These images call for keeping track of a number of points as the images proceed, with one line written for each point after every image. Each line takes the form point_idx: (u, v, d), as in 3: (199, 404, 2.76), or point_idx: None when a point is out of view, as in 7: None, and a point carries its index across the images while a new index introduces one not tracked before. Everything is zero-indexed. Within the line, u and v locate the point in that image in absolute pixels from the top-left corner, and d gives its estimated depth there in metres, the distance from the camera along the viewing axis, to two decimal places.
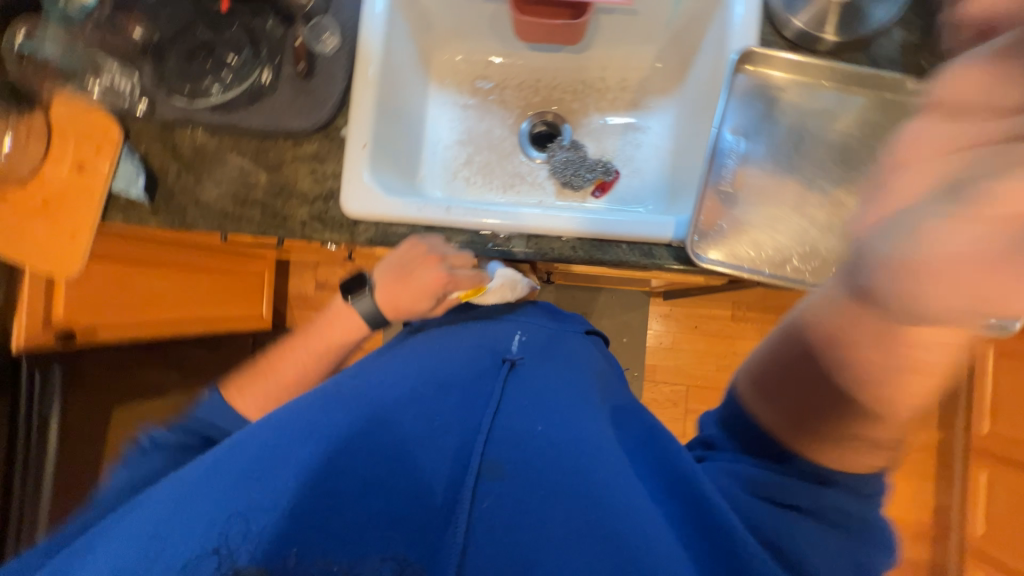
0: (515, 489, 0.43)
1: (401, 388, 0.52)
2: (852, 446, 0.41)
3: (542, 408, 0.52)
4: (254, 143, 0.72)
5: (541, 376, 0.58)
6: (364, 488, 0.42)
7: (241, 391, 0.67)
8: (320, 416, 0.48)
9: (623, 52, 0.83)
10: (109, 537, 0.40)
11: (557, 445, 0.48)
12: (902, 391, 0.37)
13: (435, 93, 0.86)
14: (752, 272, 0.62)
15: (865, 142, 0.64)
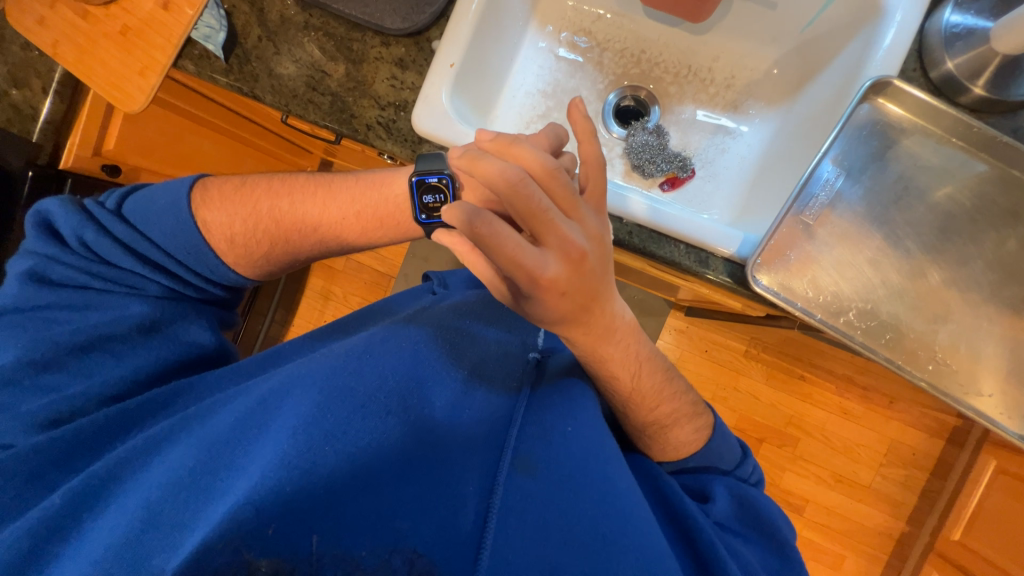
0: (542, 487, 0.49)
1: (435, 372, 0.55)
2: (675, 433, 0.60)
3: (562, 410, 0.56)
4: (341, 30, 0.69)
5: (562, 369, 0.63)
6: (405, 466, 0.47)
7: (214, 217, 0.57)
8: (357, 380, 0.51)
9: (742, 47, 0.76)
10: (181, 456, 0.48)
11: (577, 454, 0.52)
12: (662, 379, 0.60)
13: (534, 33, 0.81)
14: (805, 311, 0.59)
15: (971, 217, 0.59)
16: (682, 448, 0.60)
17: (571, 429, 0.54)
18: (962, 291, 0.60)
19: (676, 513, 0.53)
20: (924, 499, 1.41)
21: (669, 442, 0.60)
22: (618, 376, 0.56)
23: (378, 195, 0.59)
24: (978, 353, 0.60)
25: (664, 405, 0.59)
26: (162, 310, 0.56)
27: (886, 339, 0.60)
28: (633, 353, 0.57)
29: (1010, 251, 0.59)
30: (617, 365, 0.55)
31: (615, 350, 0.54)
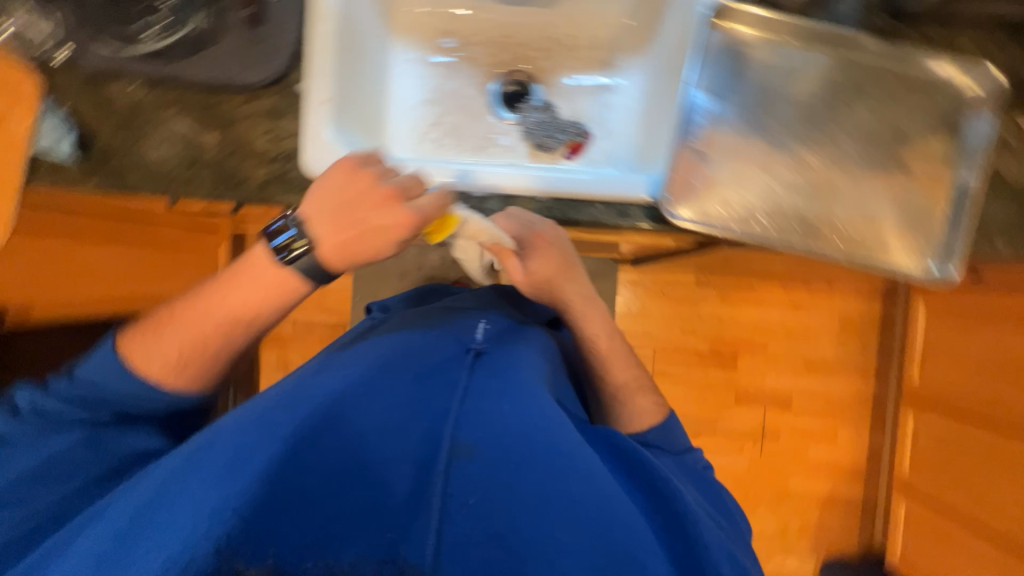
0: (485, 469, 0.45)
1: (369, 384, 0.51)
2: (636, 395, 0.72)
3: (507, 390, 0.52)
4: (200, 98, 0.65)
5: (503, 354, 0.59)
6: (348, 474, 0.45)
7: (137, 351, 0.56)
8: (284, 409, 0.48)
9: (592, 10, 0.81)
10: (91, 539, 0.43)
11: (524, 425, 0.48)
12: (618, 351, 0.75)
13: (399, 49, 0.82)
14: (721, 228, 0.64)
15: (826, 101, 0.67)
16: (648, 417, 0.70)
17: (507, 407, 0.50)
18: (841, 168, 0.67)
19: (650, 482, 0.52)
20: (883, 355, 1.56)
21: (637, 407, 0.70)
22: (598, 337, 0.74)
23: (246, 269, 0.56)
24: (872, 215, 0.66)
25: (628, 371, 0.74)
26: (93, 432, 0.56)
27: (795, 229, 0.65)
28: (607, 324, 0.75)
29: (866, 121, 0.66)
30: (598, 324, 0.74)
31: (594, 314, 0.74)
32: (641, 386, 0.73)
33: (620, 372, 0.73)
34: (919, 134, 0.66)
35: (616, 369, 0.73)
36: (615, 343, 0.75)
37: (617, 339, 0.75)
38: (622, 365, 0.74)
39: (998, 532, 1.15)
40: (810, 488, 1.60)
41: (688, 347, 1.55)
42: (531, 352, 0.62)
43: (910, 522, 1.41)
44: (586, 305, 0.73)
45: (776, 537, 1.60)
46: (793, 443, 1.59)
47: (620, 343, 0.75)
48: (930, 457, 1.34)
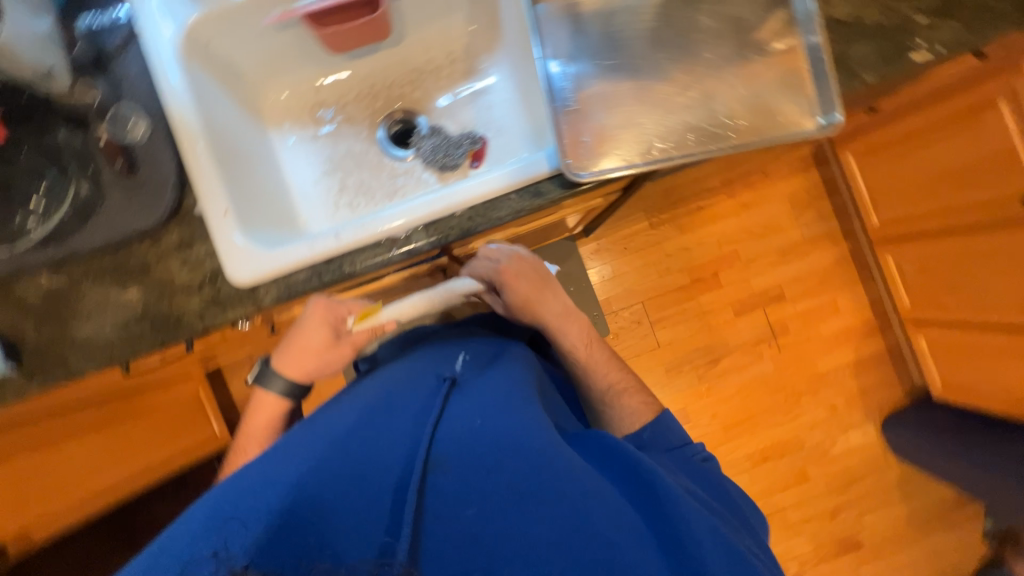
0: (461, 476, 0.48)
1: (355, 428, 0.54)
2: (623, 398, 0.73)
3: (486, 406, 0.56)
4: (109, 260, 0.65)
5: (476, 379, 0.63)
6: (338, 502, 0.46)
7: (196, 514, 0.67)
8: (273, 458, 0.50)
9: (437, 30, 0.84)
10: None
11: (503, 426, 0.52)
12: (603, 360, 0.77)
13: (279, 137, 0.83)
14: (626, 167, 0.64)
15: (667, 21, 0.70)
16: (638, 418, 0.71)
17: (482, 420, 0.54)
18: (709, 71, 0.68)
19: (632, 470, 0.53)
20: (841, 215, 1.63)
21: (626, 412, 0.72)
22: (577, 346, 0.75)
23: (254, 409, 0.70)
24: (756, 98, 0.67)
25: (619, 374, 0.77)
26: None
27: (693, 140, 0.66)
28: (587, 334, 0.77)
29: (710, 23, 0.70)
30: (576, 336, 0.75)
31: (574, 328, 0.75)
32: (630, 386, 0.75)
33: (603, 377, 0.75)
34: (760, 19, 0.69)
35: (597, 376, 0.75)
36: (596, 354, 0.77)
37: (601, 351, 0.77)
38: (607, 370, 0.76)
39: (1000, 325, 1.19)
40: (838, 361, 1.63)
41: (670, 286, 1.61)
42: (512, 369, 0.65)
43: (934, 350, 1.43)
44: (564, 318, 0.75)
45: (828, 419, 1.62)
46: (802, 328, 1.63)
47: (603, 354, 0.77)
48: (920, 285, 1.39)
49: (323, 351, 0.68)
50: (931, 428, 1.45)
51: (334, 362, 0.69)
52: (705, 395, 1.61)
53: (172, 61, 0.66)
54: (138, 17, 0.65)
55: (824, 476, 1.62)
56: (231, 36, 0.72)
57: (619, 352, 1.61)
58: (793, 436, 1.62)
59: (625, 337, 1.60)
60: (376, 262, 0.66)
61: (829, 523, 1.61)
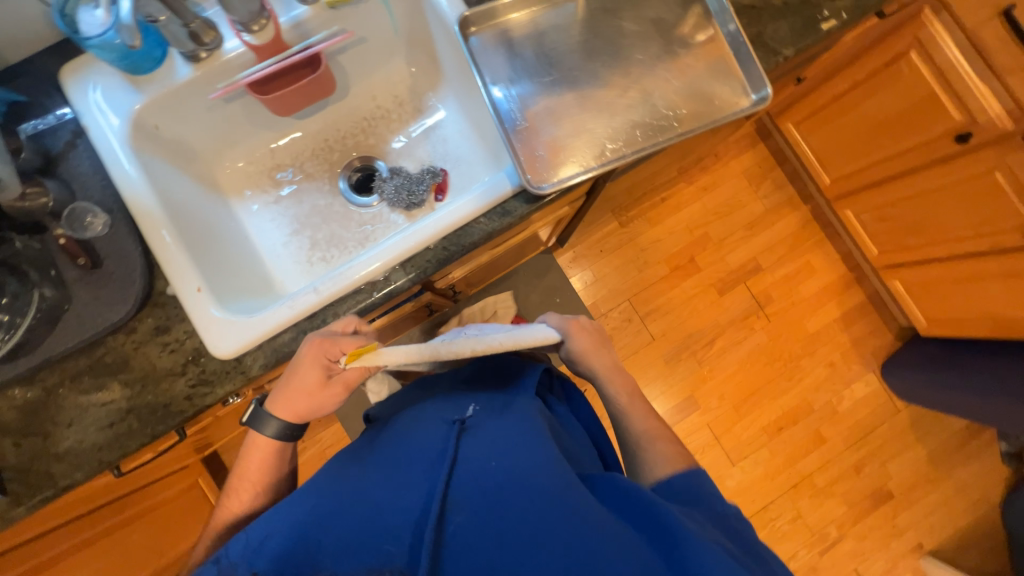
0: (472, 515, 0.52)
1: (378, 480, 0.58)
2: (655, 450, 0.69)
3: (497, 448, 0.57)
4: (85, 360, 0.63)
5: (491, 422, 0.62)
6: (366, 540, 0.53)
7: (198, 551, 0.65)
8: (304, 500, 0.58)
9: (380, 77, 0.87)
10: None
11: (513, 468, 0.54)
12: (641, 416, 0.74)
13: (241, 206, 0.84)
14: (585, 171, 0.67)
15: (595, 32, 0.74)
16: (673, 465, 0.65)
17: (493, 463, 0.55)
18: (642, 71, 0.72)
19: (650, 515, 0.50)
20: (796, 180, 1.71)
21: (657, 456, 0.68)
22: (620, 395, 0.76)
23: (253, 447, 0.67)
24: (690, 88, 0.71)
25: (651, 421, 0.74)
26: None
27: (641, 136, 0.70)
28: (632, 389, 0.77)
29: (634, 28, 0.74)
30: (619, 386, 0.76)
31: (620, 381, 0.77)
32: (665, 441, 0.70)
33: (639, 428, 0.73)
34: (679, 16, 0.74)
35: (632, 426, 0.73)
36: (631, 407, 0.75)
37: (642, 409, 0.76)
38: (644, 425, 0.73)
39: (962, 253, 1.24)
40: (826, 318, 1.67)
41: (652, 278, 1.64)
42: (529, 411, 0.64)
43: (910, 289, 1.48)
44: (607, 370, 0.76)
45: (830, 377, 1.65)
46: (785, 294, 1.67)
47: (642, 411, 0.75)
48: (882, 232, 1.45)
49: (315, 393, 0.62)
50: (927, 365, 1.48)
51: (325, 405, 0.64)
52: (708, 377, 1.63)
53: (121, 152, 0.66)
54: (82, 114, 0.66)
55: (840, 434, 1.63)
56: (177, 117, 0.72)
57: (618, 353, 1.62)
58: (801, 400, 1.64)
59: (620, 337, 1.61)
60: (359, 308, 0.66)
61: (856, 479, 1.61)
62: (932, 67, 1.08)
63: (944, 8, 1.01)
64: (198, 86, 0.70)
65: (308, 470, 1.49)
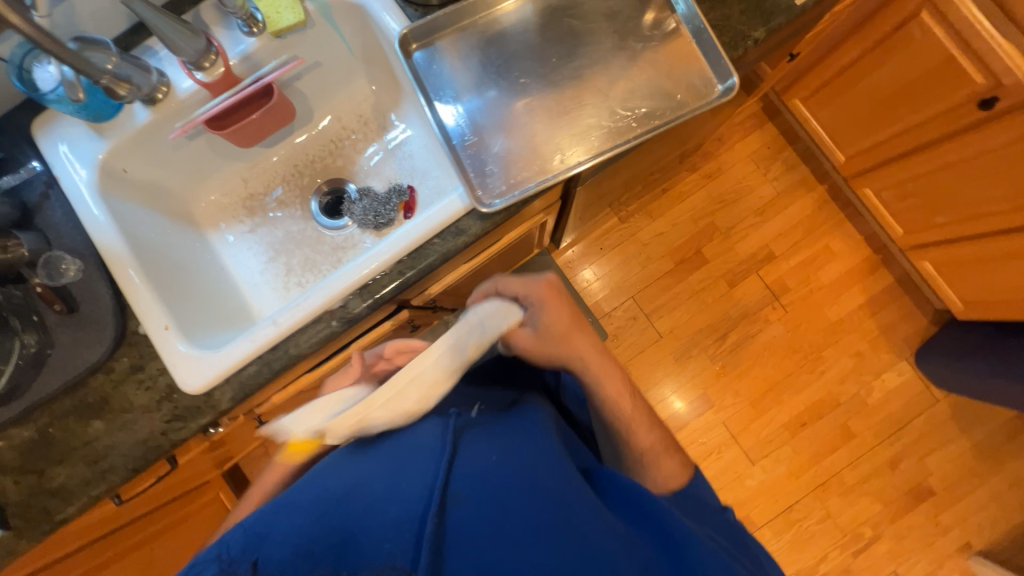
0: (480, 516, 0.48)
1: (387, 474, 0.51)
2: (657, 463, 0.71)
3: (516, 449, 0.55)
4: (70, 400, 0.67)
5: (491, 422, 0.60)
6: (363, 543, 0.46)
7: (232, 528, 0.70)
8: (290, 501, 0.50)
9: (342, 98, 0.86)
10: None
11: (521, 471, 0.52)
12: (638, 420, 0.72)
13: (217, 237, 0.85)
14: (535, 184, 0.65)
15: (546, 35, 0.71)
16: (668, 481, 0.70)
17: (497, 461, 0.53)
18: (596, 71, 0.69)
19: (647, 515, 0.56)
20: (809, 159, 1.59)
21: (659, 473, 0.70)
22: (618, 396, 0.71)
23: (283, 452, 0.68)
24: (649, 86, 0.67)
25: (651, 435, 0.73)
26: None
27: (596, 143, 0.67)
28: (623, 386, 0.72)
29: (587, 26, 0.70)
30: (614, 389, 0.71)
31: (613, 382, 0.71)
32: (664, 446, 0.73)
33: (640, 434, 0.72)
34: (634, 9, 0.70)
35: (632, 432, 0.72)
36: (623, 407, 0.72)
37: (637, 405, 0.73)
38: (641, 431, 0.72)
39: (996, 229, 1.12)
40: (850, 305, 1.55)
41: (657, 273, 1.58)
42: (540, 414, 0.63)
43: (940, 270, 1.36)
44: (602, 360, 0.71)
45: (857, 368, 1.53)
46: (803, 282, 1.56)
47: (638, 410, 0.73)
48: (905, 210, 1.33)
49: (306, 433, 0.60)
50: (965, 352, 1.35)
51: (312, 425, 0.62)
52: (721, 374, 1.55)
53: (89, 198, 0.68)
54: (53, 165, 0.68)
55: (870, 428, 1.52)
56: (144, 159, 0.74)
57: (623, 352, 1.57)
58: (824, 394, 1.54)
59: (625, 336, 1.56)
60: (319, 337, 0.66)
61: (890, 476, 1.50)
62: (947, 27, 0.97)
63: None
64: (159, 128, 0.72)
65: None
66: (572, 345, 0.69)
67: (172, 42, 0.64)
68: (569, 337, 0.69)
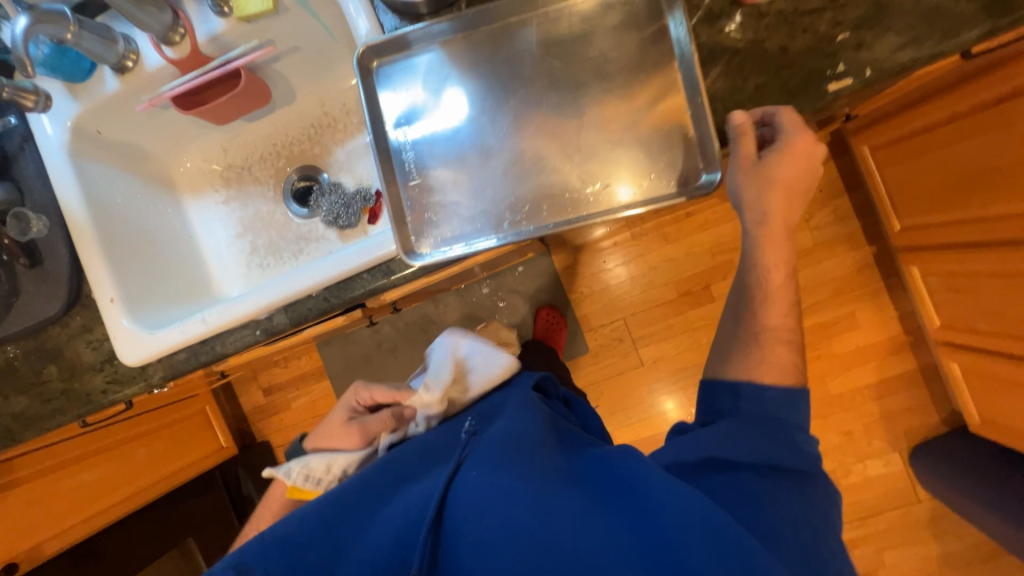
0: (462, 521, 0.49)
1: (376, 479, 0.57)
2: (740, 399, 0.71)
3: (490, 454, 0.54)
4: (30, 342, 0.74)
5: (490, 430, 0.60)
6: (371, 538, 0.52)
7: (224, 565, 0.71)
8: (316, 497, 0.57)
9: (327, 84, 0.82)
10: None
11: (498, 478, 0.50)
12: None
13: (191, 203, 0.86)
14: (468, 245, 0.61)
15: (529, 69, 0.62)
16: (771, 372, 0.57)
17: (474, 473, 0.52)
18: (568, 127, 0.61)
19: (655, 519, 0.45)
20: (865, 213, 1.39)
21: (766, 358, 0.58)
22: None
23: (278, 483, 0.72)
24: (621, 158, 0.59)
25: (782, 319, 0.60)
26: None
27: (547, 210, 0.61)
28: None
29: (575, 69, 0.61)
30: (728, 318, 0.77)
31: None
32: None
33: None
34: (632, 58, 0.59)
35: None
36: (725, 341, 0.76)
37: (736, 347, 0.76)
38: None
39: None
40: (855, 382, 1.42)
41: (658, 299, 1.49)
42: (524, 410, 0.62)
43: (967, 375, 1.21)
44: (788, 206, 0.57)
45: (841, 447, 1.44)
46: (812, 345, 1.44)
47: None
48: (949, 303, 1.16)
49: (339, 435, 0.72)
50: (962, 467, 1.23)
51: (339, 441, 0.72)
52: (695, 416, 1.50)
53: (59, 160, 0.71)
54: (30, 121, 0.72)
55: None
56: (117, 123, 0.75)
57: (602, 370, 1.53)
58: None
59: (606, 356, 1.52)
60: (244, 341, 0.69)
61: None
62: None
63: None
64: (129, 98, 0.72)
65: (297, 415, 1.67)
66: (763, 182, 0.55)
67: (135, 19, 0.63)
68: (768, 177, 0.55)
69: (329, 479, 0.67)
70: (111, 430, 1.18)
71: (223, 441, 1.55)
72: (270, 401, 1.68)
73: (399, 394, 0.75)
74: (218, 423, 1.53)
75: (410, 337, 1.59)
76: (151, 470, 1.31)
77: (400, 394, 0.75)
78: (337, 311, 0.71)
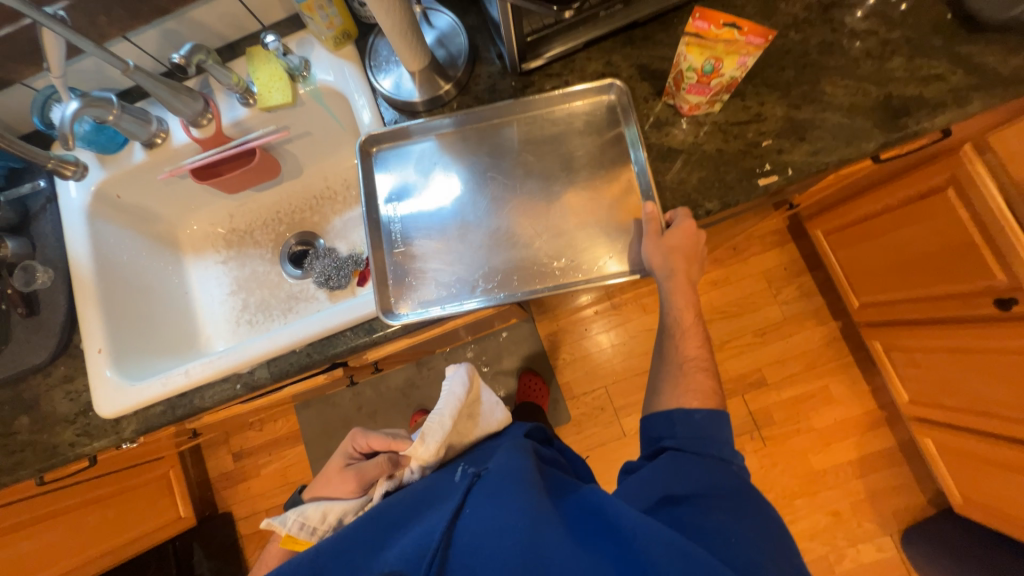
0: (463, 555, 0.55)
1: (378, 522, 0.60)
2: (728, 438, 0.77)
3: (491, 496, 0.60)
4: (7, 391, 0.74)
5: (484, 473, 0.65)
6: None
7: None
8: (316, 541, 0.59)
9: (332, 162, 0.92)
10: None
11: (497, 515, 0.57)
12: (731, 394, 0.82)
13: (191, 262, 0.92)
14: (444, 309, 0.66)
15: (508, 158, 0.72)
16: (694, 398, 0.62)
17: (469, 513, 0.59)
18: (540, 207, 0.69)
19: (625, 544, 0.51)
20: (827, 291, 1.49)
21: (688, 386, 0.63)
22: None
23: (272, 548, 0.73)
24: (586, 235, 0.67)
25: (698, 349, 0.65)
26: None
27: (518, 278, 0.67)
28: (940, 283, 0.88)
29: (547, 159, 0.71)
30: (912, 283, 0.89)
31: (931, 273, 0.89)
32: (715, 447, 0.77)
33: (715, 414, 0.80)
34: (595, 153, 0.70)
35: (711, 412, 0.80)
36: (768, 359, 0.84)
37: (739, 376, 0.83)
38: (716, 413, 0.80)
39: (1002, 435, 0.99)
40: (837, 457, 1.42)
41: (638, 368, 1.52)
42: (518, 453, 0.67)
43: (942, 452, 1.21)
44: (692, 267, 0.62)
45: (831, 529, 1.38)
46: (792, 419, 1.45)
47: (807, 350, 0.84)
48: (913, 379, 1.21)
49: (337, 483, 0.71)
50: (952, 552, 1.19)
51: (335, 490, 0.70)
52: None
53: (77, 220, 0.78)
54: (57, 185, 0.79)
55: None
56: (136, 190, 0.83)
57: (584, 440, 1.51)
58: None
59: (588, 426, 1.51)
60: (223, 395, 0.70)
61: None
62: (969, 211, 0.89)
63: (988, 150, 0.82)
64: (150, 168, 0.81)
65: (266, 483, 1.58)
66: (669, 254, 0.61)
67: (171, 106, 0.73)
68: (673, 249, 0.61)
69: (324, 529, 0.66)
70: (72, 491, 1.12)
71: (183, 510, 1.45)
72: (239, 467, 1.60)
73: (397, 442, 0.74)
74: (180, 489, 1.44)
75: (392, 401, 1.57)
76: (92, 541, 1.22)
77: (397, 442, 0.74)
78: (319, 367, 0.73)
